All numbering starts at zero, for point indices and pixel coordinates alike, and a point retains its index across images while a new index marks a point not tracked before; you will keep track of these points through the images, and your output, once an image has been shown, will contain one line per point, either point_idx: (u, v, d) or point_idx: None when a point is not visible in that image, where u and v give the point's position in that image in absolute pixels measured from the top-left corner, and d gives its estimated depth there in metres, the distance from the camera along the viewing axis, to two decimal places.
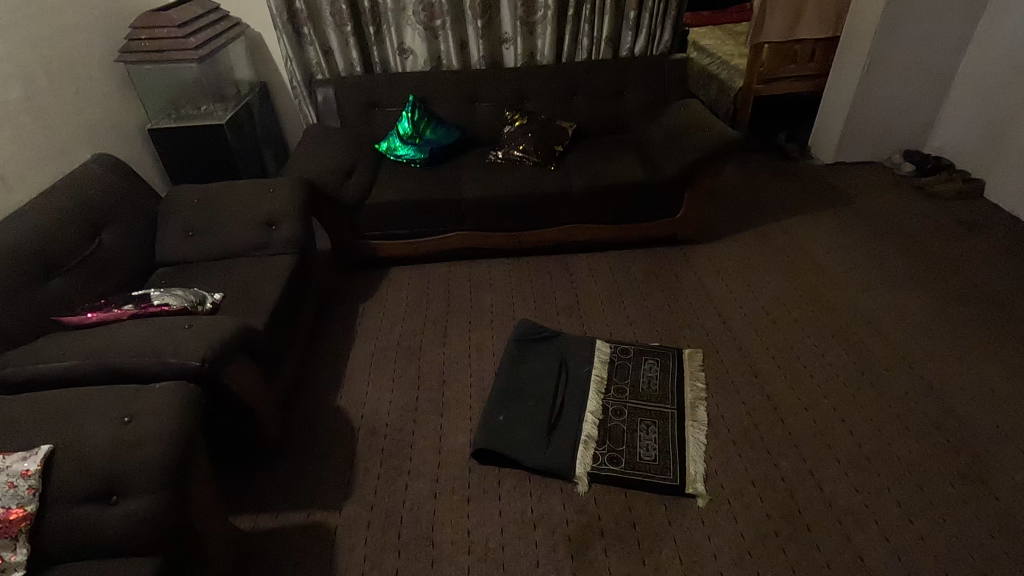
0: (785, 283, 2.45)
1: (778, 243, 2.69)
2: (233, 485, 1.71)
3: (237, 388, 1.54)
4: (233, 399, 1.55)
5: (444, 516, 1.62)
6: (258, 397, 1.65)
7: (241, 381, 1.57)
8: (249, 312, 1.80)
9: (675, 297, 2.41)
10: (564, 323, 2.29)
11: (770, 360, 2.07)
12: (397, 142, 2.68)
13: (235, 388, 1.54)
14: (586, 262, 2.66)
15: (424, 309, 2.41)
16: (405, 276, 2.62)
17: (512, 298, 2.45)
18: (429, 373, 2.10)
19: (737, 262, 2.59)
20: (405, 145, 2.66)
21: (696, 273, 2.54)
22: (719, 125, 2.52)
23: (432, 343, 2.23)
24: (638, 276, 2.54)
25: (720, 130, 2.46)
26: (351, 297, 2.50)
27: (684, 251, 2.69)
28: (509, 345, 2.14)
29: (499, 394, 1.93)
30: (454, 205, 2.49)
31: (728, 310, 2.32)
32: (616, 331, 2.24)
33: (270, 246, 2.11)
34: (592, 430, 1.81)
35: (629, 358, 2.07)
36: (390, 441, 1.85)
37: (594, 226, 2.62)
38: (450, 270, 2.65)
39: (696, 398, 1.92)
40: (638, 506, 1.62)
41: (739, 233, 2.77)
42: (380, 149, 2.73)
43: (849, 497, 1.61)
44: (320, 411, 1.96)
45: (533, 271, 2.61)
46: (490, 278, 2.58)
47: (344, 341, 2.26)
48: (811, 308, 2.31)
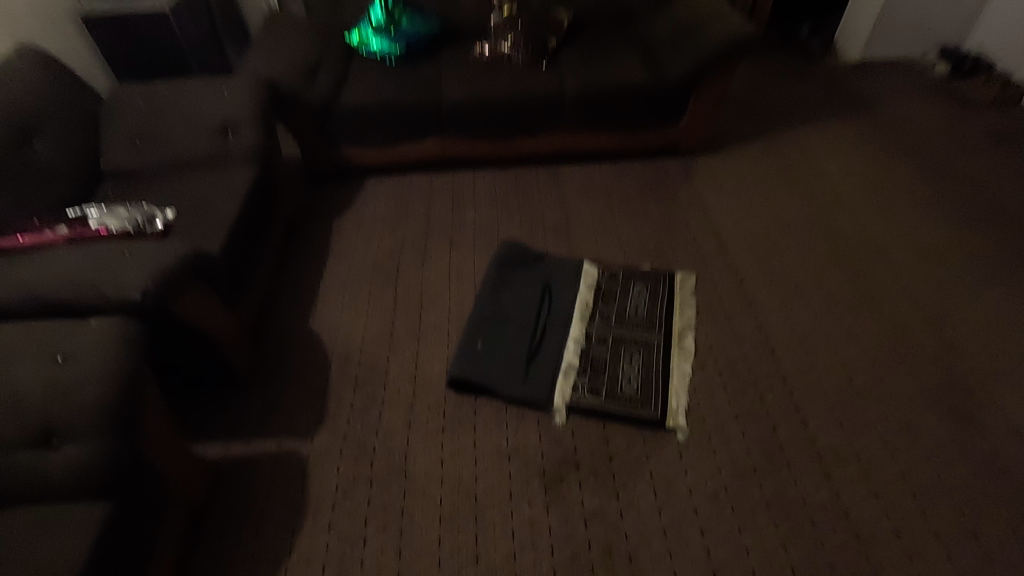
0: (791, 202, 2.27)
1: (789, 155, 2.47)
2: (202, 413, 1.67)
3: (191, 317, 1.45)
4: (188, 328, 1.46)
5: (418, 447, 1.59)
6: (219, 326, 1.56)
7: (195, 311, 1.46)
8: (204, 233, 1.66)
9: (671, 215, 2.24)
10: (551, 243, 2.15)
11: (766, 287, 1.96)
12: (369, 34, 2.35)
13: (189, 318, 1.44)
14: (578, 173, 2.45)
15: (402, 227, 2.26)
16: (382, 188, 2.44)
17: (496, 215, 2.28)
18: (406, 297, 2.00)
19: (742, 177, 2.39)
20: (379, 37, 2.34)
21: (696, 188, 2.35)
22: (734, 18, 2.21)
23: (410, 264, 2.11)
24: (633, 192, 2.35)
25: (735, 24, 2.16)
26: (325, 211, 2.34)
27: (686, 163, 2.47)
28: (490, 268, 2.01)
29: (478, 321, 1.84)
30: (433, 110, 2.25)
31: (727, 231, 2.17)
32: (605, 253, 2.10)
33: (226, 156, 1.91)
34: (572, 359, 1.74)
35: (616, 283, 1.96)
36: (364, 368, 1.79)
37: (589, 133, 2.38)
38: (431, 182, 2.45)
39: (685, 327, 1.83)
40: (616, 439, 1.58)
41: (747, 144, 2.54)
42: (351, 43, 2.40)
43: (834, 433, 1.57)
44: (291, 336, 1.88)
45: (520, 184, 2.42)
46: (473, 192, 2.40)
47: (318, 260, 2.14)
48: (816, 230, 2.15)
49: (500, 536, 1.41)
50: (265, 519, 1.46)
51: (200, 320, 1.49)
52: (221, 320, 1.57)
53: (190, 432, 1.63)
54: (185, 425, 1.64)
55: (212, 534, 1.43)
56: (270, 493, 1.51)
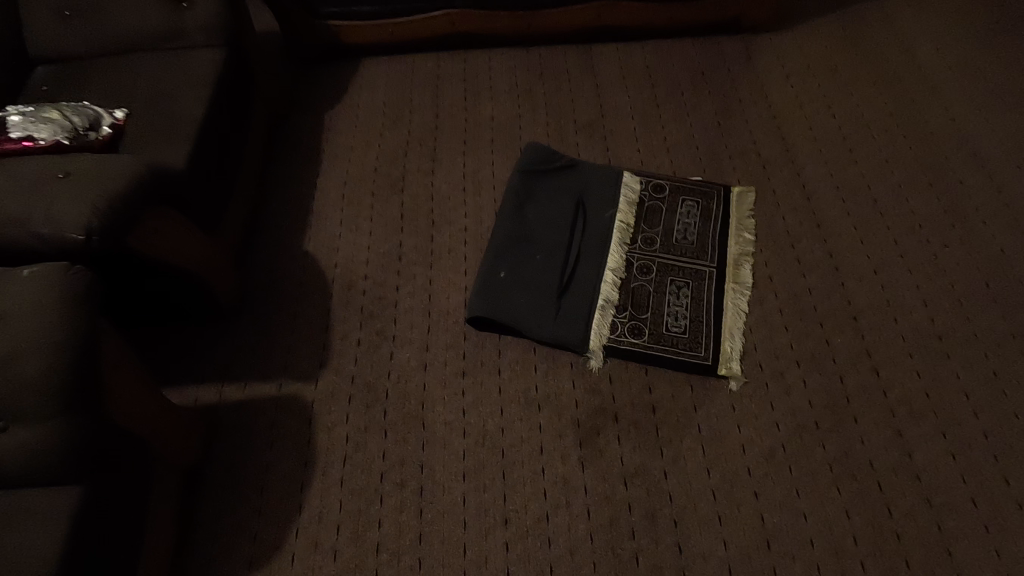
0: (872, 96, 1.89)
1: (873, 34, 2.03)
2: (185, 351, 1.47)
3: (147, 249, 1.20)
4: (148, 259, 1.22)
5: (435, 392, 1.41)
6: (189, 255, 1.31)
7: (157, 242, 1.21)
8: (163, 140, 1.35)
9: (728, 112, 1.87)
10: (583, 147, 1.81)
11: (838, 204, 1.66)
12: None
13: (142, 250, 1.19)
14: (615, 55, 2.03)
15: (407, 124, 1.91)
16: (381, 73, 2.04)
17: (518, 110, 1.93)
18: (413, 211, 1.71)
19: (814, 63, 1.97)
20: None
21: (759, 77, 1.95)
22: None
23: (418, 171, 1.80)
24: (682, 81, 1.96)
25: None
26: (313, 103, 1.96)
27: (747, 42, 2.03)
28: (512, 177, 1.71)
29: (501, 245, 1.58)
30: None
31: (793, 132, 1.82)
32: (647, 159, 1.78)
33: (183, 34, 1.53)
34: (610, 293, 1.50)
35: (662, 200, 1.67)
36: (371, 298, 1.56)
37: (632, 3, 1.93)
38: (439, 66, 2.05)
39: (741, 253, 1.57)
40: (660, 387, 1.39)
41: (822, 18, 2.08)
42: None
43: (910, 384, 1.38)
44: (285, 260, 1.63)
45: (546, 70, 2.02)
46: (490, 79, 2.01)
47: (309, 165, 1.82)
48: (901, 131, 1.80)
49: (531, 496, 1.28)
50: (271, 473, 1.32)
51: (163, 250, 1.25)
52: (193, 248, 1.32)
53: (174, 376, 1.44)
54: (155, 371, 1.44)
55: (214, 489, 1.31)
56: (273, 443, 1.36)
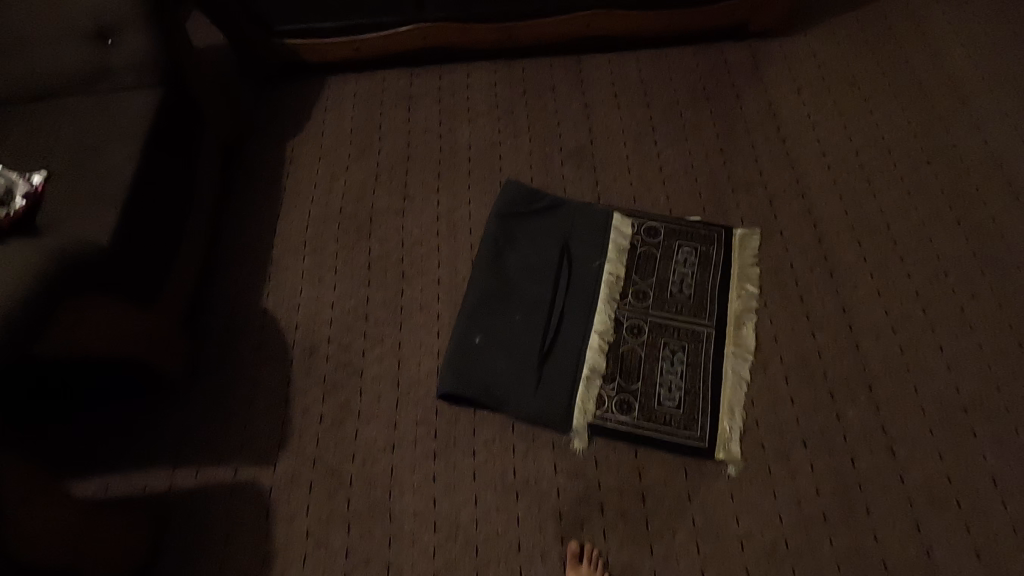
0: (894, 112, 1.68)
1: (896, 38, 1.81)
2: (109, 437, 1.34)
3: (53, 340, 1.08)
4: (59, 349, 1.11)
5: (403, 478, 1.29)
6: (110, 337, 1.17)
7: (67, 330, 1.09)
8: (85, 210, 1.20)
9: (732, 134, 1.67)
10: (569, 180, 1.63)
11: (855, 247, 1.48)
12: None
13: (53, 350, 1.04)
14: (607, 68, 1.83)
15: (375, 153, 1.73)
16: (348, 94, 1.84)
17: (498, 135, 1.74)
18: (382, 260, 1.56)
19: (829, 73, 1.76)
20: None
21: (768, 92, 1.74)
22: None
23: (387, 210, 1.63)
24: (681, 97, 1.75)
25: None
26: (272, 130, 1.78)
27: (755, 50, 1.82)
28: (490, 221, 1.54)
29: (476, 303, 1.43)
30: None
31: (805, 158, 1.62)
32: (641, 194, 1.59)
33: (112, 73, 1.35)
34: (597, 360, 1.35)
35: (656, 246, 1.49)
36: (335, 365, 1.42)
37: (625, 10, 1.71)
38: (411, 84, 1.85)
39: (744, 310, 1.41)
40: (651, 471, 1.26)
41: (840, 19, 1.85)
42: None
43: (930, 467, 1.23)
44: (242, 320, 1.49)
45: (530, 87, 1.81)
46: (467, 99, 1.81)
47: (268, 206, 1.65)
48: (927, 156, 1.60)
49: None
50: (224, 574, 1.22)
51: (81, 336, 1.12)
52: (119, 329, 1.18)
53: (92, 466, 1.31)
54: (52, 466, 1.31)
55: None
56: (227, 538, 1.25)
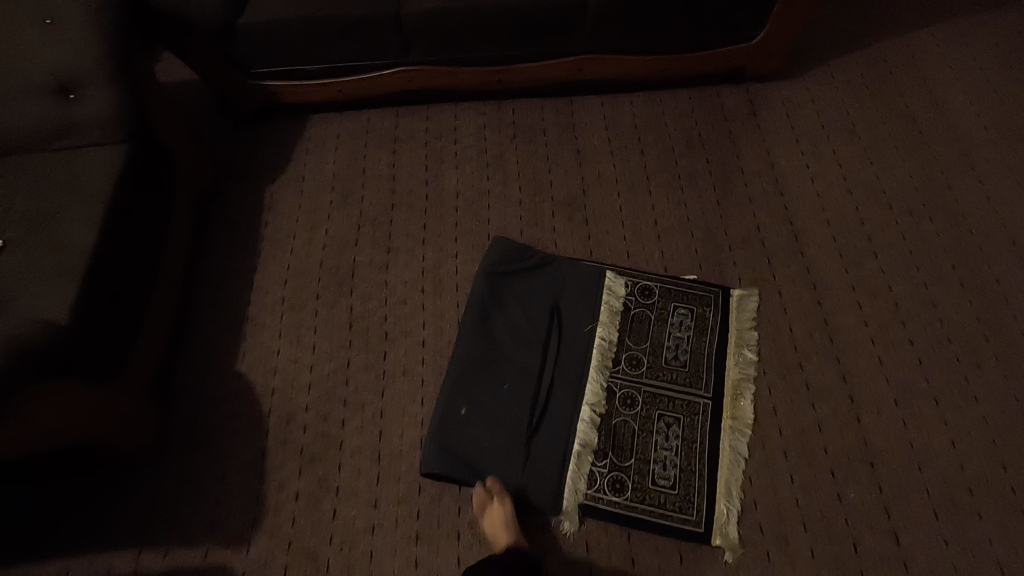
0: (895, 164, 1.63)
1: (896, 84, 1.76)
2: (62, 520, 1.26)
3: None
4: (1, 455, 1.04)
5: (384, 562, 1.22)
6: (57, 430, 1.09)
7: (9, 433, 1.02)
8: (42, 287, 1.11)
9: (729, 186, 1.62)
10: (560, 234, 1.57)
11: (855, 310, 1.43)
12: None
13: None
14: (600, 111, 1.76)
15: (357, 202, 1.66)
16: (330, 136, 1.77)
17: (486, 183, 1.67)
18: (364, 319, 1.48)
19: (828, 121, 1.71)
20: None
21: (765, 140, 1.68)
22: None
23: (370, 264, 1.56)
24: (676, 144, 1.69)
25: None
26: (250, 175, 1.70)
27: (752, 95, 1.76)
28: (477, 280, 1.47)
29: (463, 371, 1.36)
30: (390, 25, 1.51)
31: (804, 213, 1.56)
32: (635, 250, 1.53)
33: (73, 131, 1.27)
34: (589, 434, 1.29)
35: (650, 308, 1.44)
36: (313, 436, 1.35)
37: (619, 54, 1.64)
38: (396, 125, 1.77)
39: (741, 380, 1.35)
40: (644, 557, 1.20)
41: (839, 63, 1.80)
42: None
43: (935, 553, 1.18)
44: (215, 385, 1.41)
45: (519, 130, 1.75)
46: (455, 142, 1.74)
47: (245, 258, 1.58)
48: (928, 212, 1.55)
49: None
50: None
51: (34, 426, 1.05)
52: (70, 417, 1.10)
53: (42, 554, 1.23)
54: None
55: None
56: None
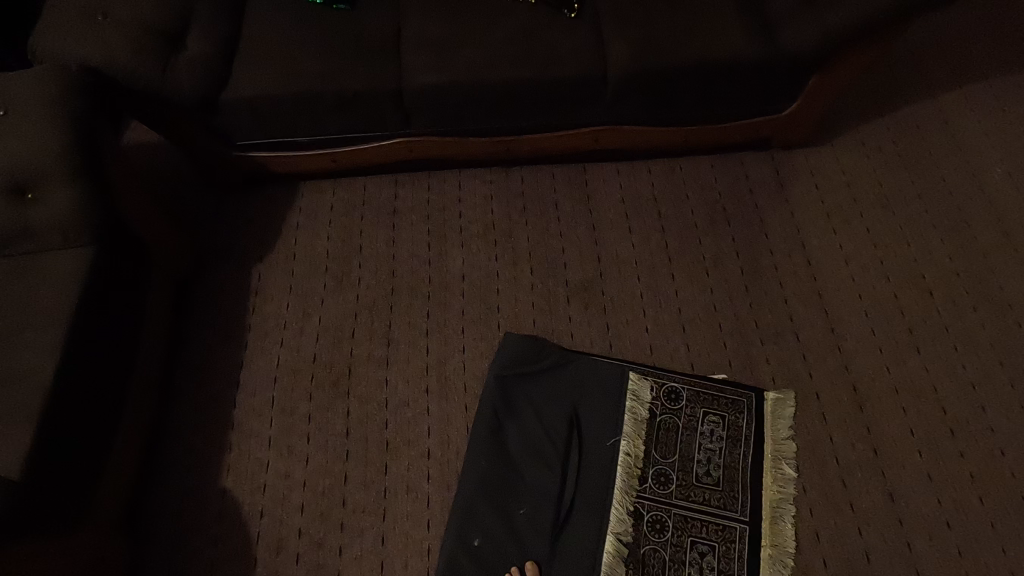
0: (934, 244, 1.52)
1: (931, 153, 1.65)
2: None
3: None
4: None
5: None
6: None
7: None
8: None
9: (758, 268, 1.50)
10: (576, 325, 1.44)
11: (899, 417, 1.32)
12: None
13: None
14: (615, 181, 1.64)
15: (354, 284, 1.51)
16: (323, 207, 1.62)
17: (494, 263, 1.53)
18: (362, 425, 1.35)
19: (860, 194, 1.59)
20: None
21: (793, 215, 1.57)
22: None
23: (368, 359, 1.42)
24: (699, 220, 1.57)
25: None
26: (235, 252, 1.55)
27: (778, 163, 1.64)
28: (487, 385, 1.33)
29: (474, 495, 1.23)
30: (390, 100, 1.37)
31: (840, 301, 1.45)
32: (659, 344, 1.41)
33: (30, 235, 1.12)
34: (615, 568, 1.17)
35: (679, 416, 1.31)
36: (307, 567, 1.21)
37: (638, 125, 1.52)
38: (395, 195, 1.63)
39: (780, 501, 1.23)
40: None
41: (869, 128, 1.68)
42: None
43: None
44: (197, 506, 1.27)
45: (529, 202, 1.61)
46: (459, 215, 1.60)
47: (230, 352, 1.43)
48: (972, 301, 1.44)
49: None
50: None
51: None
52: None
53: None
54: None
55: None
56: None
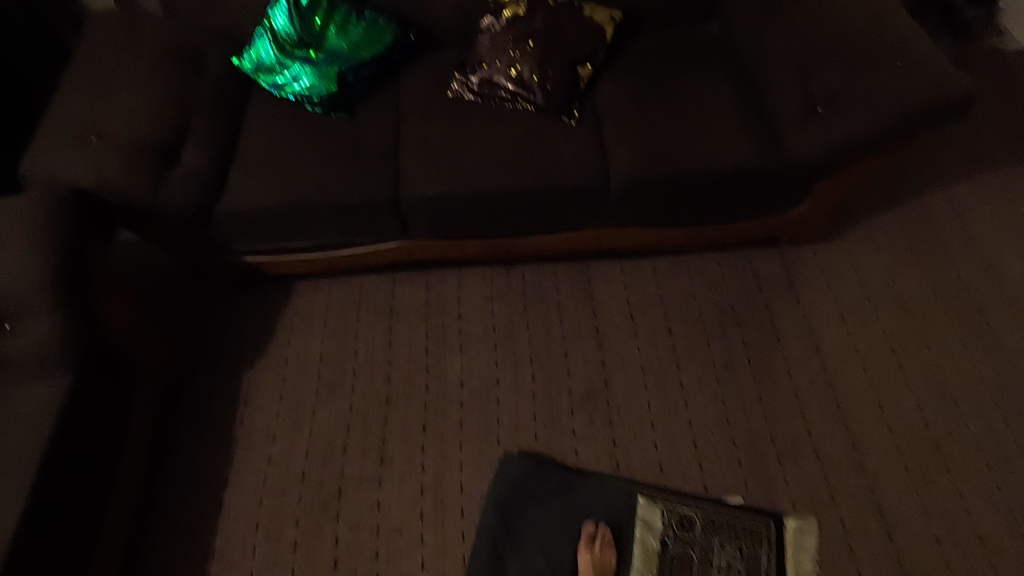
0: (956, 349, 1.44)
1: (945, 247, 1.60)
2: None
3: None
4: None
5: None
6: None
7: None
8: None
9: (771, 375, 1.42)
10: (581, 439, 1.36)
11: (932, 547, 1.22)
12: (285, 63, 1.38)
13: None
14: (620, 278, 1.59)
15: (348, 392, 1.45)
16: (318, 307, 1.57)
17: (495, 369, 1.47)
18: (351, 554, 1.25)
19: (875, 293, 1.53)
20: (279, 54, 1.39)
21: (806, 316, 1.50)
22: (921, 56, 1.24)
23: (360, 477, 1.34)
24: (708, 321, 1.51)
25: (927, 78, 1.21)
26: (225, 358, 1.49)
27: (787, 260, 1.59)
28: (486, 512, 1.26)
29: None
30: (388, 209, 1.34)
31: (860, 413, 1.37)
32: (669, 462, 1.32)
33: (9, 366, 1.08)
34: None
35: (693, 548, 1.23)
36: None
37: (641, 227, 1.48)
38: (393, 294, 1.58)
39: None
40: None
41: (880, 222, 1.64)
42: (259, 81, 1.42)
43: None
44: None
45: (531, 302, 1.56)
46: (459, 316, 1.55)
47: (214, 470, 1.35)
48: (1004, 413, 1.35)
49: None
50: None
51: None
52: None
53: None
54: None
55: None
56: None
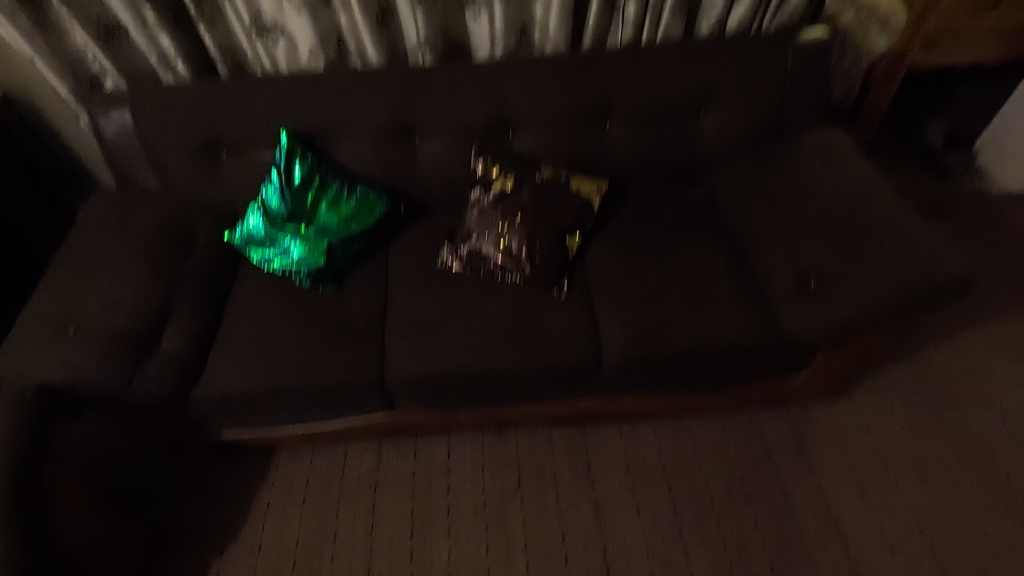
0: (988, 530, 1.32)
1: (960, 407, 1.51)
2: None
3: None
4: None
5: None
6: None
7: None
8: None
9: (790, 563, 1.30)
10: None
11: None
12: (276, 240, 1.39)
13: None
14: (618, 445, 1.49)
15: None
16: (297, 481, 1.47)
17: (486, 557, 1.34)
18: None
19: (892, 461, 1.43)
20: (269, 229, 1.39)
21: (821, 490, 1.40)
22: (918, 235, 1.21)
23: None
24: (716, 496, 1.40)
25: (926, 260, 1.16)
26: (193, 546, 1.37)
27: (795, 422, 1.50)
28: None
29: None
30: (372, 389, 1.29)
31: None
32: None
33: None
34: None
35: None
36: None
37: (638, 395, 1.41)
38: (377, 465, 1.49)
39: None
40: None
41: (887, 379, 1.57)
42: (250, 256, 1.43)
43: None
44: None
45: (524, 473, 1.46)
46: (447, 491, 1.44)
47: None
48: None
49: None
50: None
51: None
52: None
53: None
54: None
55: None
56: None
